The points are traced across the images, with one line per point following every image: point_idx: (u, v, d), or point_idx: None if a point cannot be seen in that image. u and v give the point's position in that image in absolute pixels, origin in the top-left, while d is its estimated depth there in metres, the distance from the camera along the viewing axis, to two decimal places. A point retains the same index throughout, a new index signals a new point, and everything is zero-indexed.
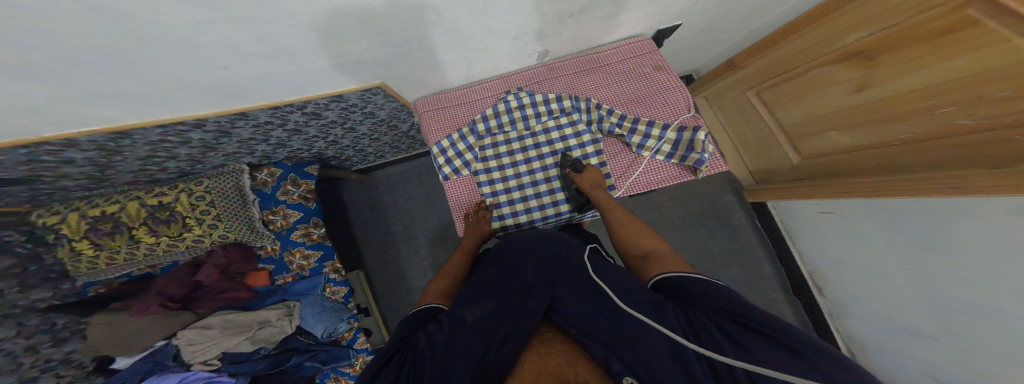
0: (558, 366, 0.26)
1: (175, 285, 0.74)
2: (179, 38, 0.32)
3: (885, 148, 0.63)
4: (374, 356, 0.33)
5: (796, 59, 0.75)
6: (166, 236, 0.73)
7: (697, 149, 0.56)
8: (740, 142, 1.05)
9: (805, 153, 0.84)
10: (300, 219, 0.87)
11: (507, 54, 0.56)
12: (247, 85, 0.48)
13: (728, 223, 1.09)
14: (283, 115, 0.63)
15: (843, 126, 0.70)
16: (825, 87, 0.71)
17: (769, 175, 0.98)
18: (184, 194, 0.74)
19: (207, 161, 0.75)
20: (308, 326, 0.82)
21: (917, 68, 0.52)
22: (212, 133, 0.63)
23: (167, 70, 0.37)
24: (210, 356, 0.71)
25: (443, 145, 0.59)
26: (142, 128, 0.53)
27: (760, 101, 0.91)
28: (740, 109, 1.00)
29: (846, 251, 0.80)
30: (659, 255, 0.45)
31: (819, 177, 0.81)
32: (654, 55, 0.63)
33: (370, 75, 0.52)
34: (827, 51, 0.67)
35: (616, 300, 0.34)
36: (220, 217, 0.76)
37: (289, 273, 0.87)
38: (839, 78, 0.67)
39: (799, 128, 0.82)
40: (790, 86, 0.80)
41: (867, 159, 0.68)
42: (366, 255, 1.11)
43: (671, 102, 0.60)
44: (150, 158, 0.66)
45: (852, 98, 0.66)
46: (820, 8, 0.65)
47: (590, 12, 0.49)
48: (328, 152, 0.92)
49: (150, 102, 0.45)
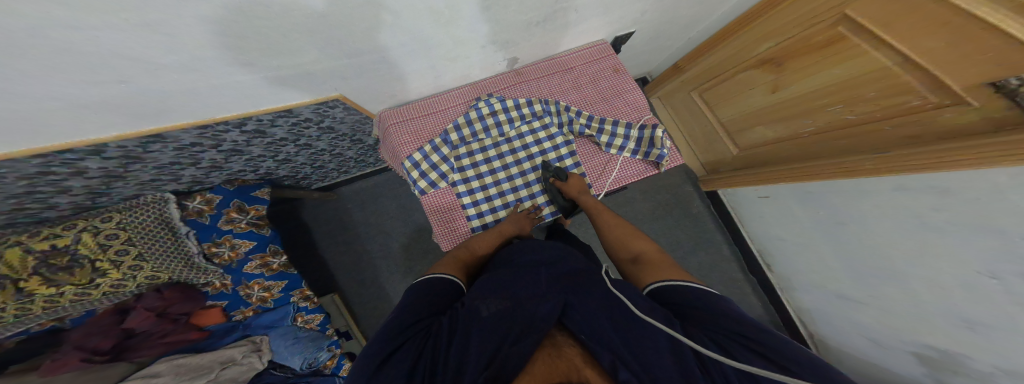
0: (565, 370, 0.28)
1: (98, 336, 0.61)
2: (64, 49, 0.24)
3: (798, 140, 0.75)
4: (384, 341, 0.35)
5: (724, 64, 0.85)
6: (71, 285, 0.58)
7: (657, 145, 0.61)
8: (689, 136, 1.17)
9: (740, 145, 0.96)
10: (254, 248, 0.78)
11: (477, 62, 0.54)
12: (163, 102, 0.39)
13: (691, 212, 1.21)
14: (215, 134, 0.54)
15: (766, 122, 0.82)
16: (748, 90, 0.82)
17: (716, 164, 1.11)
18: (89, 233, 0.59)
19: (115, 191, 0.62)
20: (282, 360, 0.75)
21: (816, 72, 0.63)
22: (117, 159, 0.52)
23: (45, 89, 0.29)
24: None
25: (416, 158, 0.56)
26: (13, 161, 0.41)
27: (701, 102, 1.02)
28: (685, 106, 1.10)
29: (789, 228, 0.94)
30: (648, 257, 0.51)
31: (752, 166, 0.94)
32: (612, 59, 0.65)
33: (323, 86, 0.47)
34: (747, 58, 0.77)
35: (630, 304, 0.36)
36: (146, 257, 0.64)
37: (248, 307, 0.78)
38: (758, 80, 0.78)
39: (733, 123, 0.94)
40: (722, 87, 0.90)
41: (787, 151, 0.80)
42: (340, 278, 1.03)
43: (632, 103, 0.64)
44: (31, 195, 0.52)
45: (768, 99, 0.77)
46: (736, 22, 0.75)
47: (553, 22, 0.50)
48: (280, 172, 0.81)
49: (26, 129, 0.35)
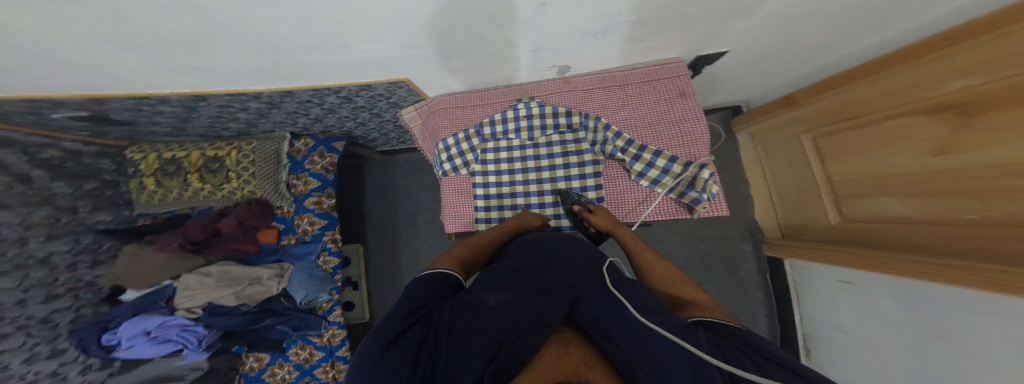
0: (573, 368, 0.27)
1: (196, 230, 0.84)
2: (251, 31, 0.40)
3: (927, 226, 0.56)
4: (391, 321, 0.35)
5: (879, 103, 0.63)
6: (209, 184, 0.86)
7: (698, 187, 0.59)
8: (778, 187, 1.00)
9: (846, 213, 0.76)
10: (317, 187, 0.96)
11: (526, 65, 0.59)
12: (299, 71, 0.56)
13: (734, 272, 1.06)
14: (322, 96, 0.72)
15: (900, 192, 0.61)
16: (896, 140, 0.60)
17: (799, 232, 0.94)
18: (235, 151, 0.86)
19: (259, 125, 0.85)
20: (292, 290, 0.88)
21: (988, 144, 0.42)
22: (265, 103, 0.74)
23: (233, 56, 0.47)
24: (196, 304, 0.80)
25: (448, 142, 0.67)
26: (215, 95, 0.64)
27: (814, 150, 0.83)
28: (790, 151, 0.92)
29: (846, 317, 0.75)
30: (698, 304, 0.40)
31: (856, 245, 0.73)
32: (681, 80, 0.61)
33: (393, 70, 0.58)
34: (915, 99, 0.55)
35: (630, 309, 0.35)
36: (254, 176, 0.86)
37: (293, 235, 0.94)
38: (912, 134, 0.56)
39: (847, 186, 0.74)
40: (857, 134, 0.69)
41: (913, 233, 0.59)
42: (368, 232, 1.17)
43: (688, 133, 0.60)
44: (219, 118, 0.78)
45: (924, 163, 0.55)
46: (914, 49, 0.54)
47: (612, 34, 0.48)
48: (356, 132, 0.99)
49: (227, 81, 0.58)
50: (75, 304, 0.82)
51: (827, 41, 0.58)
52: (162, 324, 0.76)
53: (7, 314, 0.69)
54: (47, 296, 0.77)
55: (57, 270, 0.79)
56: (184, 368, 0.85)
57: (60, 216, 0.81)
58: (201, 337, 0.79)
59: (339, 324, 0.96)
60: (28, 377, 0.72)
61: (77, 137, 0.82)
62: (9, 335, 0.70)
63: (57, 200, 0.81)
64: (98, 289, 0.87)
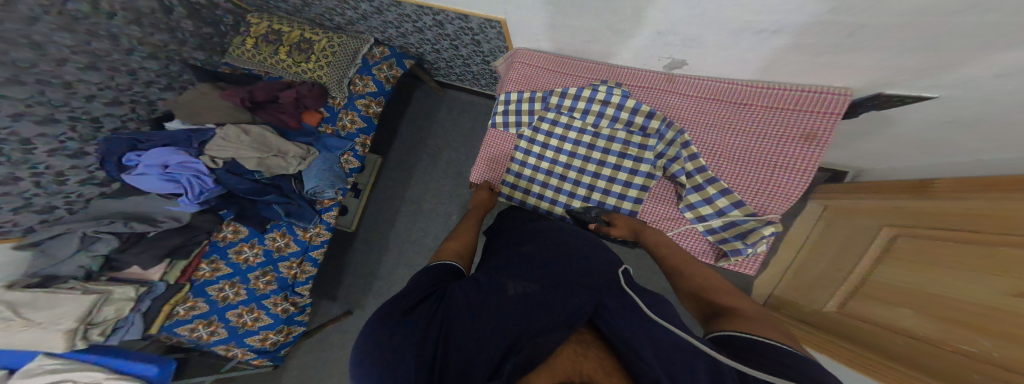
0: (591, 373, 0.23)
1: (260, 91, 0.88)
2: None
3: (921, 353, 0.50)
4: (406, 294, 0.34)
5: (981, 220, 0.47)
6: (291, 60, 0.94)
7: (750, 240, 0.57)
8: (799, 267, 0.91)
9: (864, 315, 0.66)
10: (373, 92, 0.97)
11: (636, 48, 0.56)
12: None
13: None
14: (419, 15, 0.73)
15: (923, 310, 0.52)
16: (969, 269, 0.46)
17: (790, 307, 0.89)
18: (325, 41, 0.92)
19: (354, 24, 0.90)
20: (306, 175, 0.88)
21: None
22: (370, 8, 0.77)
23: None
24: (221, 155, 0.80)
25: (512, 97, 0.69)
26: None
27: (881, 245, 0.67)
28: (849, 233, 0.78)
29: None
30: (737, 310, 0.33)
31: (856, 343, 0.66)
32: (826, 120, 0.48)
33: (499, 8, 0.58)
34: (1005, 224, 0.42)
35: (660, 322, 0.30)
36: (328, 65, 0.91)
37: (331, 126, 0.96)
38: (969, 258, 0.47)
39: (885, 291, 0.62)
40: (928, 243, 0.56)
41: (913, 350, 0.52)
42: (391, 153, 1.22)
43: (772, 183, 0.55)
44: (326, 7, 0.85)
45: (964, 294, 0.45)
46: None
47: (762, 41, 0.42)
48: (427, 56, 0.99)
49: None
50: (128, 116, 0.89)
51: (943, 139, 0.54)
52: (183, 164, 0.78)
53: (70, 102, 0.77)
54: (112, 100, 0.85)
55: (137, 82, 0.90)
56: (165, 215, 0.84)
57: (170, 44, 0.96)
58: (204, 189, 0.80)
59: (327, 226, 0.99)
60: (37, 170, 0.74)
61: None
62: (59, 121, 0.76)
63: (177, 31, 0.97)
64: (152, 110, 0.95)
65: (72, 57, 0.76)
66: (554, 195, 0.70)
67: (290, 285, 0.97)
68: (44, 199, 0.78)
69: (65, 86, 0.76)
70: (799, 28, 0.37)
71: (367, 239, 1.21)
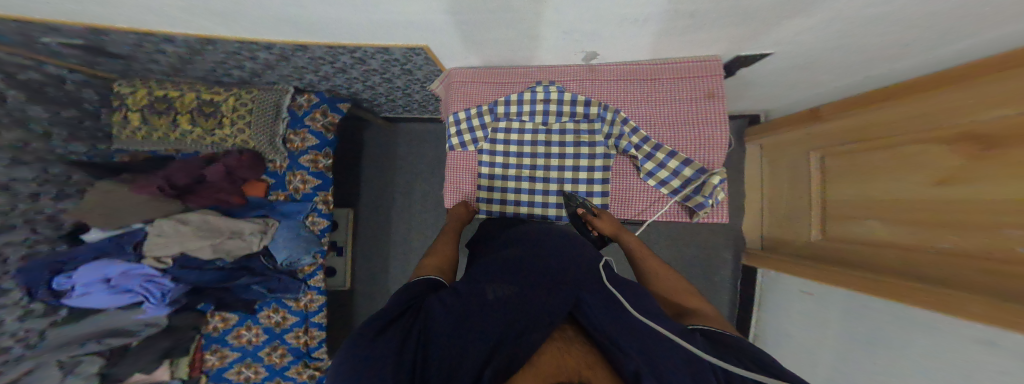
0: (577, 367, 0.28)
1: (180, 174, 0.82)
2: None
3: (886, 251, 0.59)
4: (381, 314, 0.36)
5: (892, 126, 0.57)
6: (200, 128, 0.82)
7: (704, 193, 0.64)
8: (770, 204, 1.02)
9: (826, 232, 0.77)
10: (314, 145, 0.96)
11: (550, 48, 0.56)
12: (321, 28, 0.55)
13: (710, 277, 1.17)
14: (335, 56, 0.68)
15: (878, 215, 0.61)
16: (903, 170, 0.55)
17: (777, 245, 0.97)
18: (233, 98, 0.82)
19: (262, 76, 0.82)
20: (274, 249, 0.86)
21: (965, 182, 0.43)
22: (274, 56, 0.71)
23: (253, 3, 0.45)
24: (167, 252, 0.76)
25: (460, 116, 0.67)
26: (225, 41, 0.62)
27: (819, 167, 0.79)
28: (792, 167, 0.90)
29: (807, 325, 0.85)
30: (699, 314, 0.42)
31: (835, 261, 0.73)
32: (712, 81, 0.59)
33: (415, 36, 0.56)
34: (919, 126, 0.51)
35: (634, 312, 0.36)
36: (248, 126, 0.82)
37: (283, 192, 0.94)
38: (903, 160, 0.55)
39: (840, 206, 0.71)
40: (854, 157, 0.67)
41: (889, 258, 0.59)
42: (363, 200, 1.21)
43: (703, 137, 0.61)
44: (219, 62, 0.75)
45: (919, 193, 0.52)
46: (930, 77, 0.50)
47: (648, 27, 0.46)
48: (363, 95, 0.96)
49: (241, 27, 0.55)
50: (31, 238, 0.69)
51: (829, 67, 0.62)
52: (127, 273, 0.74)
53: None
54: None
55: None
56: (140, 323, 0.79)
57: None
58: (166, 291, 0.77)
59: (319, 289, 0.96)
60: None
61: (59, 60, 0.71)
62: None
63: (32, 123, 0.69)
64: (59, 226, 0.73)
65: None
66: (530, 206, 0.73)
67: (305, 352, 0.98)
68: None
69: None
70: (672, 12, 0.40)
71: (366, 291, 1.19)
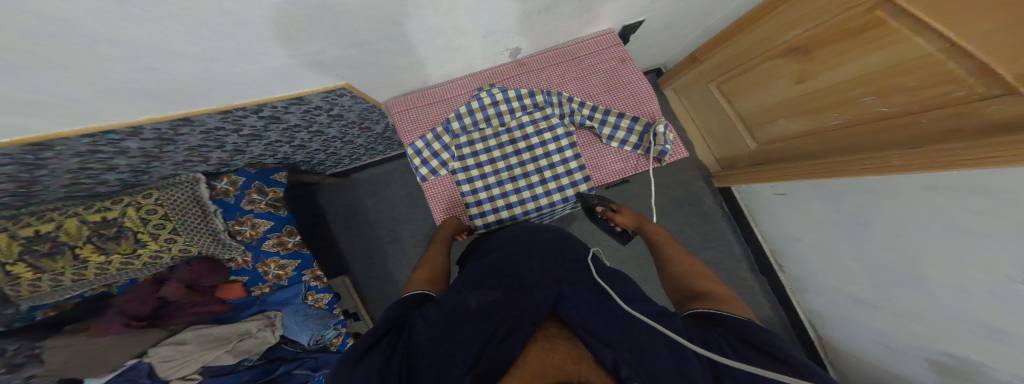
0: (561, 363, 0.32)
1: (138, 303, 0.73)
2: (101, 42, 0.26)
3: (806, 139, 0.79)
4: (367, 335, 0.39)
5: (749, 51, 0.83)
6: (118, 253, 0.68)
7: (660, 141, 0.61)
8: (706, 132, 1.17)
9: (758, 139, 0.95)
10: (272, 228, 0.85)
11: (480, 53, 0.53)
12: (198, 89, 0.42)
13: (703, 208, 1.22)
14: (237, 120, 0.56)
15: (786, 115, 0.82)
16: (769, 79, 0.81)
17: (732, 160, 1.11)
18: (134, 208, 0.69)
19: (152, 171, 0.68)
20: (292, 335, 0.86)
21: (843, 63, 0.63)
22: (152, 141, 0.56)
23: (73, 79, 0.31)
24: (189, 371, 0.70)
25: (419, 145, 0.60)
26: (67, 139, 0.45)
27: (720, 93, 1.01)
28: (703, 99, 1.10)
29: (807, 228, 0.94)
30: (715, 296, 0.45)
31: (784, 160, 0.89)
32: (618, 49, 0.65)
33: (330, 74, 0.47)
34: (768, 48, 0.77)
35: (621, 303, 0.42)
36: (180, 231, 0.72)
37: (265, 284, 0.86)
38: (784, 70, 0.77)
39: (751, 116, 0.94)
40: (741, 78, 0.90)
41: (811, 143, 0.79)
42: (353, 261, 1.15)
43: (639, 95, 0.64)
44: (84, 171, 0.58)
45: (794, 89, 0.76)
46: (760, 9, 0.74)
47: (557, 11, 0.49)
48: (295, 157, 0.86)
49: (76, 116, 0.40)
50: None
51: None
52: None
53: None
54: None
55: None
56: None
57: None
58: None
59: None
60: None
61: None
62: None
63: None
64: None
65: None
66: (523, 207, 0.68)
67: None
68: None
69: None
70: None
71: None
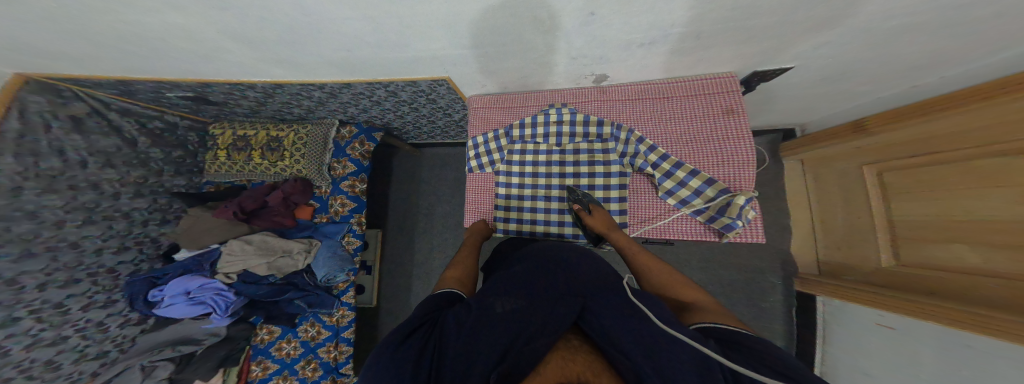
0: (579, 375, 0.24)
1: (251, 200, 0.97)
2: (331, 28, 0.46)
3: (984, 281, 0.51)
4: (401, 325, 0.37)
5: (953, 140, 0.58)
6: (268, 160, 0.99)
7: (732, 213, 0.55)
8: (823, 227, 0.95)
9: (905, 260, 0.69)
10: (353, 172, 1.06)
11: (563, 72, 0.61)
12: (364, 69, 0.64)
13: (760, 306, 1.05)
14: (373, 90, 0.77)
15: (973, 240, 0.54)
16: (980, 184, 0.52)
17: (839, 271, 0.88)
18: (294, 134, 0.99)
19: (315, 112, 0.97)
20: (315, 266, 0.95)
21: None
22: (324, 93, 0.82)
23: (315, 49, 0.54)
24: (234, 270, 0.89)
25: (478, 141, 0.71)
26: (292, 84, 0.74)
27: (876, 184, 0.76)
28: (843, 181, 0.86)
29: (891, 372, 0.67)
30: (699, 307, 0.39)
31: (907, 292, 0.67)
32: (731, 97, 0.59)
33: (439, 69, 0.63)
34: (998, 141, 0.49)
35: (657, 319, 0.32)
36: (304, 157, 0.98)
37: (325, 214, 1.06)
38: (1008, 178, 0.47)
39: (914, 229, 0.66)
40: (923, 173, 0.64)
41: (995, 290, 0.50)
42: (389, 222, 1.30)
43: (727, 153, 0.58)
44: (286, 103, 0.89)
45: (1014, 208, 0.47)
46: (959, 94, 0.55)
47: (664, 45, 0.49)
48: (394, 124, 1.09)
49: (304, 73, 0.67)
50: (137, 258, 0.91)
51: (889, 65, 0.56)
52: (204, 285, 0.86)
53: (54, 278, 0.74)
54: (68, 280, 0.76)
55: (85, 255, 0.79)
56: (204, 333, 0.89)
57: (150, 177, 0.94)
58: (230, 302, 0.87)
59: (349, 305, 1.01)
60: (24, 365, 0.69)
61: (144, 104, 0.87)
62: (80, 280, 0.78)
63: (151, 163, 0.94)
64: (157, 246, 0.96)
65: (67, 217, 0.76)
66: (546, 227, 0.70)
67: (334, 367, 0.99)
68: (71, 366, 0.76)
69: (73, 247, 0.77)
70: (689, 20, 0.40)
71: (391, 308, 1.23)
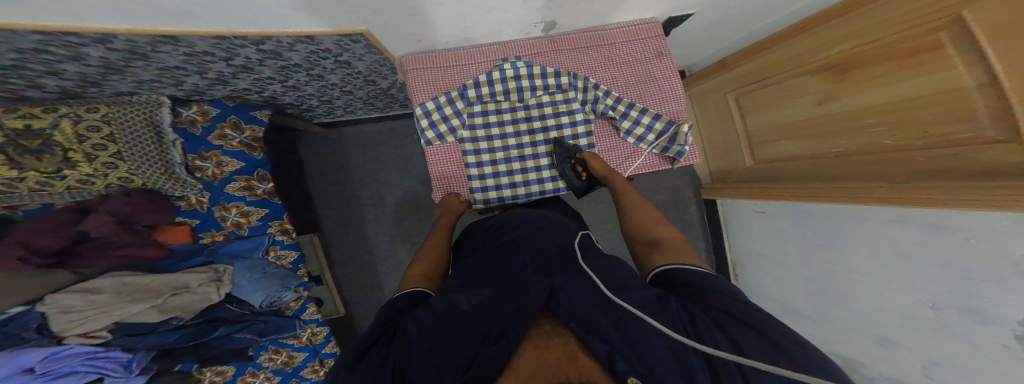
0: (558, 361, 0.27)
1: (48, 233, 0.56)
2: None
3: (808, 161, 0.84)
4: (357, 337, 0.33)
5: (785, 64, 0.83)
6: (37, 171, 0.53)
7: (679, 141, 0.67)
8: (706, 140, 1.28)
9: (756, 157, 1.05)
10: (239, 170, 0.81)
11: (513, 19, 0.53)
12: (196, 15, 0.37)
13: (685, 213, 1.40)
14: (230, 48, 0.50)
15: (794, 137, 0.87)
16: (794, 96, 0.83)
17: (726, 176, 1.24)
18: (69, 121, 0.55)
19: (110, 85, 0.57)
20: (242, 293, 0.77)
21: (916, 77, 0.54)
22: (121, 54, 0.46)
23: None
24: (95, 328, 0.59)
25: (429, 106, 0.60)
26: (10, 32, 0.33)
27: (735, 104, 1.05)
28: (718, 108, 1.15)
29: (772, 244, 1.11)
30: (670, 241, 0.50)
31: (763, 180, 1.02)
32: (658, 41, 0.66)
33: (350, 19, 0.44)
34: (811, 59, 0.75)
35: (610, 290, 0.37)
36: (128, 159, 0.61)
37: (220, 231, 0.79)
38: (813, 87, 0.77)
39: (761, 134, 0.99)
40: (766, 92, 0.91)
41: (813, 168, 0.83)
42: (324, 219, 1.11)
43: (666, 93, 0.68)
44: (22, 76, 0.46)
45: (816, 110, 0.78)
46: (800, 25, 0.76)
47: None
48: (284, 98, 0.81)
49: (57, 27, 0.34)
50: None
51: (757, 5, 0.69)
52: (50, 357, 0.54)
53: None
54: None
55: None
56: None
57: None
58: (127, 361, 0.61)
59: (318, 321, 0.95)
60: None
61: None
62: None
63: None
64: None
65: None
66: (526, 187, 0.71)
67: None
68: None
69: None
70: None
71: (363, 302, 1.14)
